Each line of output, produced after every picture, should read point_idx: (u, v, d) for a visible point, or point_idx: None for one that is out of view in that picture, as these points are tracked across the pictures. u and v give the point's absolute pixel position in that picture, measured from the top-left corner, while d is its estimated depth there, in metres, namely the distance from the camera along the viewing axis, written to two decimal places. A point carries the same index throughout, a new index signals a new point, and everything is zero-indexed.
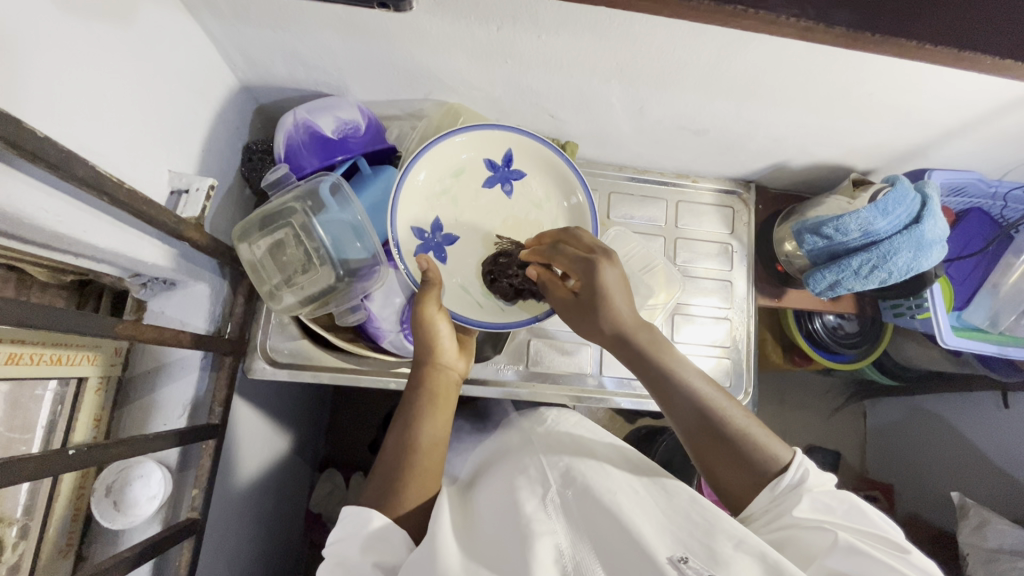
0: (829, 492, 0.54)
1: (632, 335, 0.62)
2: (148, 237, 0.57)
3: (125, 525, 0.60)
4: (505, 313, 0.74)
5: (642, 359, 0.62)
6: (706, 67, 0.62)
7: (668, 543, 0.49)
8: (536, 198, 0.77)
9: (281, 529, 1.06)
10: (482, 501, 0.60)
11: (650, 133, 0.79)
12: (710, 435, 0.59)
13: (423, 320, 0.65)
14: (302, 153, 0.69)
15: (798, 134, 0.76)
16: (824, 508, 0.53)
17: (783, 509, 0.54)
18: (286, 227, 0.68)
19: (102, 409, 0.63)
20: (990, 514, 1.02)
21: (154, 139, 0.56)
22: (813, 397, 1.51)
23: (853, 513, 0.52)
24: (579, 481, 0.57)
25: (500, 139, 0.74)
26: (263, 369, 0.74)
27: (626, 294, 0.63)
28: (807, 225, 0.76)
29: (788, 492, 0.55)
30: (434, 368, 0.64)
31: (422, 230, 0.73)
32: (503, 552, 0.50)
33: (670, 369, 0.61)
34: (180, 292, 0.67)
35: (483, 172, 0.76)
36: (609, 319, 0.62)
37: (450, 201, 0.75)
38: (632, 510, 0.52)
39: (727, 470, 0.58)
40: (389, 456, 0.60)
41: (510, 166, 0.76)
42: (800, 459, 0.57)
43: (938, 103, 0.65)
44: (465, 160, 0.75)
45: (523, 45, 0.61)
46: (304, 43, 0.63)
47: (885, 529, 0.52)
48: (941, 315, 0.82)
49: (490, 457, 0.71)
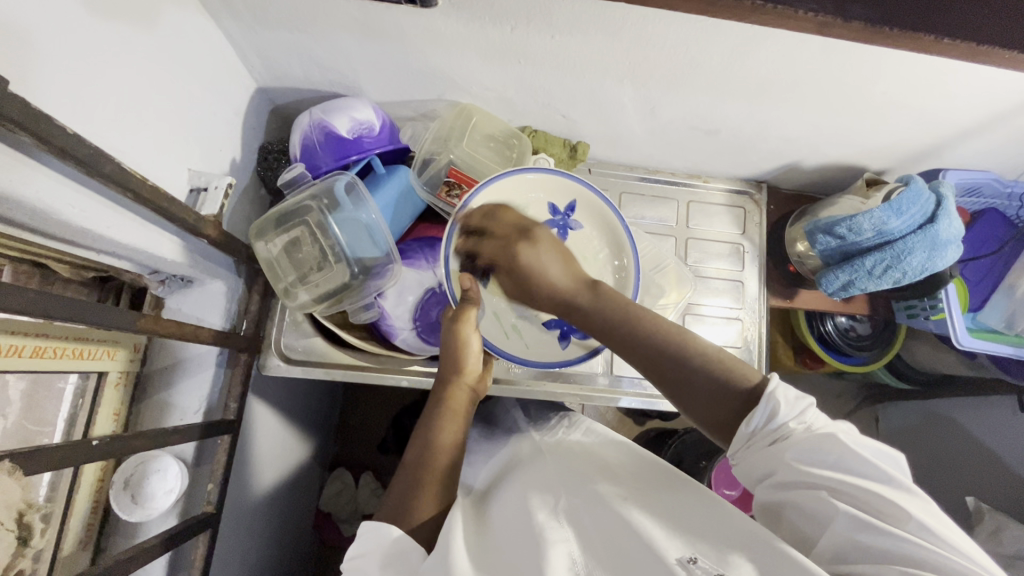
0: (820, 441, 0.48)
1: (574, 296, 0.65)
2: (166, 233, 0.58)
3: (142, 517, 0.62)
4: (528, 351, 0.76)
5: (589, 323, 0.63)
6: (719, 67, 0.62)
7: (679, 544, 0.49)
8: (585, 251, 0.77)
9: (293, 527, 1.07)
10: (496, 513, 0.60)
11: (662, 133, 0.79)
12: (673, 370, 0.56)
13: (455, 338, 0.67)
14: (318, 153, 0.69)
15: (810, 134, 0.76)
16: (815, 461, 0.48)
17: (778, 459, 0.50)
18: (302, 226, 0.68)
19: (121, 404, 0.65)
20: (1006, 520, 1.04)
21: (175, 138, 0.57)
22: (827, 401, 1.49)
23: (844, 460, 0.47)
24: (591, 489, 0.58)
25: (567, 189, 0.76)
26: (277, 366, 0.75)
27: (562, 263, 0.67)
28: (820, 225, 0.76)
29: (765, 436, 0.50)
30: (456, 385, 0.65)
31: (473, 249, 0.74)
32: (517, 560, 0.50)
33: (634, 314, 0.61)
34: (197, 289, 0.69)
35: (544, 214, 0.77)
36: (544, 286, 0.66)
37: None
38: (642, 515, 0.52)
39: (701, 403, 0.54)
40: (411, 466, 0.60)
41: (570, 216, 0.77)
42: (773, 389, 0.50)
43: (954, 101, 0.65)
44: (530, 199, 0.76)
45: (537, 46, 0.62)
46: (320, 44, 0.64)
47: (885, 474, 0.46)
48: (956, 315, 0.81)
49: (504, 468, 0.72)
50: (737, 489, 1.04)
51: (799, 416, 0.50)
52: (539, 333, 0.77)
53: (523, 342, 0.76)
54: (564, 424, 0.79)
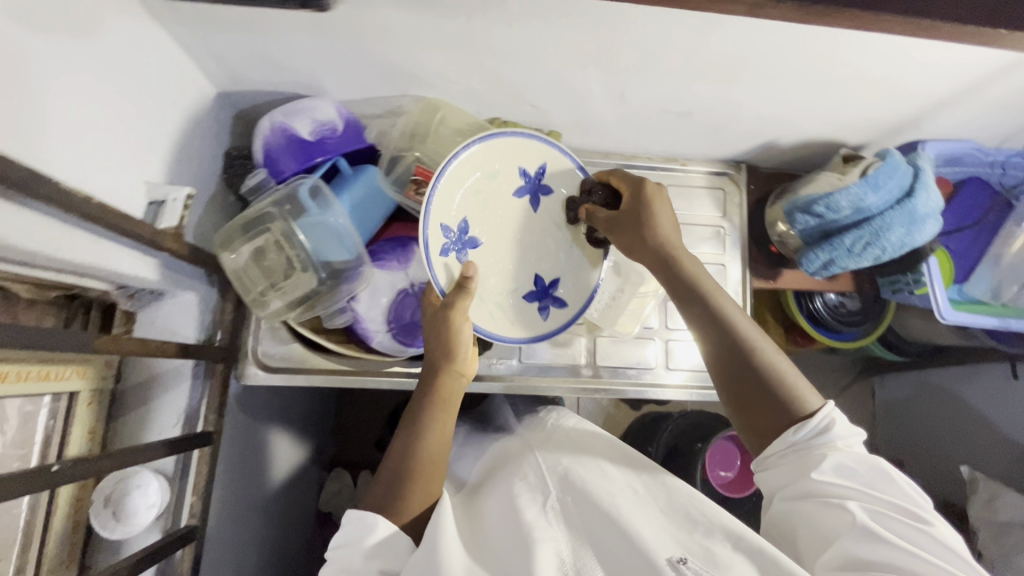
0: (856, 458, 0.56)
1: (676, 255, 0.66)
2: (126, 249, 0.57)
3: (124, 534, 0.62)
4: (513, 327, 0.75)
5: (688, 287, 0.65)
6: (686, 48, 0.60)
7: (668, 544, 0.51)
8: (557, 218, 0.78)
9: (293, 528, 1.08)
10: (486, 510, 0.60)
11: (635, 118, 0.77)
12: (744, 368, 0.62)
13: (448, 328, 0.63)
14: (281, 157, 0.67)
15: (785, 112, 0.74)
16: (847, 475, 0.55)
17: (806, 469, 0.57)
18: (269, 234, 0.67)
19: (95, 422, 0.64)
20: (1000, 487, 1.05)
21: (127, 151, 0.56)
22: (824, 377, 1.49)
23: (875, 479, 0.55)
24: (585, 486, 0.57)
25: (536, 151, 0.74)
26: (256, 375, 0.74)
27: (674, 225, 0.68)
28: (799, 204, 0.75)
29: (810, 445, 0.57)
30: (448, 374, 0.63)
31: (449, 228, 0.70)
32: (506, 557, 0.52)
33: (713, 293, 0.65)
34: (169, 302, 0.69)
35: (516, 180, 0.74)
36: (654, 232, 0.67)
37: (480, 201, 0.73)
38: (632, 513, 0.54)
39: (760, 404, 0.61)
40: (396, 461, 0.60)
41: (540, 180, 0.76)
42: (829, 408, 0.59)
43: (929, 72, 0.63)
44: (499, 165, 0.73)
45: (496, 36, 0.60)
46: (274, 45, 0.62)
47: (911, 502, 0.54)
48: (937, 288, 0.80)
49: (496, 464, 0.70)
50: (732, 470, 1.06)
51: (846, 438, 0.58)
52: (520, 308, 0.76)
53: (506, 318, 0.75)
54: (552, 416, 0.76)
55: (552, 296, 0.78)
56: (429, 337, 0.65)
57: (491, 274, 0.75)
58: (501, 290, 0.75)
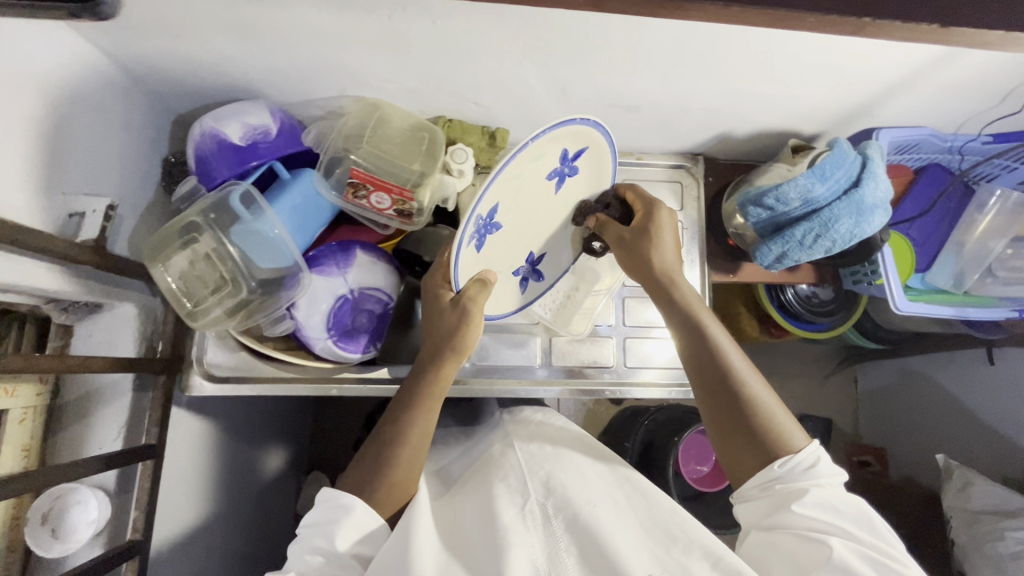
0: (837, 495, 0.57)
1: (675, 280, 0.69)
2: (42, 264, 0.55)
3: (62, 553, 0.60)
4: (495, 303, 0.73)
5: (686, 311, 0.67)
6: (619, 40, 0.59)
7: (645, 559, 0.51)
8: (567, 200, 0.72)
9: (269, 533, 1.07)
10: (464, 509, 0.60)
11: (582, 113, 0.75)
12: (735, 397, 0.62)
13: (461, 317, 0.65)
14: (212, 164, 0.65)
15: (733, 104, 0.72)
16: (830, 510, 0.56)
17: (788, 501, 0.57)
18: (205, 243, 0.65)
19: (31, 438, 0.63)
20: (975, 475, 1.03)
21: (42, 162, 0.54)
22: (805, 367, 1.48)
23: (857, 517, 0.56)
24: (574, 489, 0.57)
25: (585, 136, 0.64)
26: (201, 385, 0.73)
27: (673, 251, 0.71)
28: (750, 196, 0.73)
29: (793, 480, 0.58)
30: (451, 362, 0.66)
31: (482, 217, 0.61)
32: (480, 560, 0.52)
33: (708, 319, 0.67)
34: (107, 315, 0.67)
35: (553, 163, 0.65)
36: (657, 256, 0.69)
37: (517, 185, 0.63)
38: (610, 525, 0.53)
39: (745, 433, 0.61)
40: (382, 440, 0.62)
41: (572, 162, 0.67)
42: (815, 448, 0.60)
43: (872, 59, 0.61)
44: (548, 146, 0.62)
45: (423, 33, 0.58)
46: (197, 49, 0.60)
47: (886, 541, 0.55)
48: (893, 279, 0.79)
49: (476, 468, 0.68)
50: (707, 464, 1.06)
51: (829, 476, 0.59)
52: (506, 285, 0.73)
53: (495, 295, 0.72)
54: (539, 415, 0.75)
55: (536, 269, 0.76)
56: (437, 330, 0.67)
57: (496, 255, 0.68)
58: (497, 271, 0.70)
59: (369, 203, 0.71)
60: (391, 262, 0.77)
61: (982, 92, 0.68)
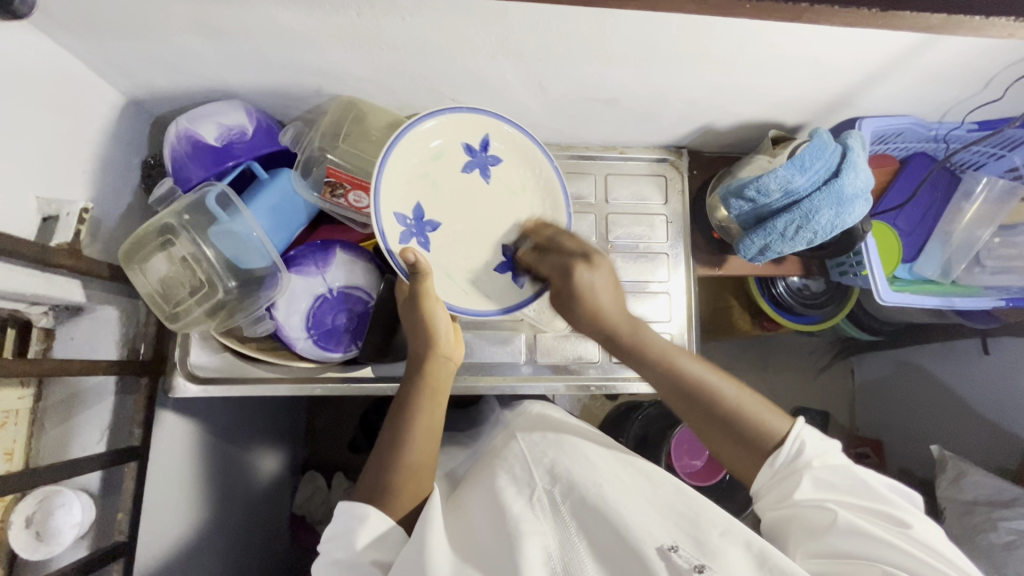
0: (831, 469, 0.57)
1: (617, 327, 0.66)
2: (18, 267, 0.55)
3: (47, 554, 0.60)
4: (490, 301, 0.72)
5: (636, 352, 0.65)
6: (591, 34, 0.58)
7: (658, 532, 0.49)
8: (512, 186, 0.74)
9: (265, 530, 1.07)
10: (471, 500, 0.58)
11: (559, 108, 0.75)
12: (709, 417, 0.62)
13: (423, 314, 0.66)
14: (187, 166, 0.66)
15: (712, 95, 0.72)
16: (829, 485, 0.56)
17: (786, 489, 0.57)
18: (182, 245, 0.66)
19: (13, 442, 0.61)
20: (968, 466, 1.03)
21: (14, 166, 0.54)
22: (798, 359, 1.48)
23: (856, 483, 0.55)
24: (584, 475, 0.55)
25: (479, 123, 0.71)
26: (185, 387, 0.74)
27: (613, 289, 0.67)
28: (732, 189, 0.72)
29: (787, 469, 0.58)
30: (434, 359, 0.66)
31: (405, 216, 0.69)
32: (493, 551, 0.49)
33: (660, 351, 0.65)
34: (88, 318, 0.67)
35: (461, 157, 0.72)
36: (589, 313, 0.67)
37: (430, 185, 0.71)
38: (622, 504, 0.51)
39: (734, 445, 0.61)
40: (382, 448, 0.61)
41: (487, 152, 0.73)
42: (798, 430, 0.59)
43: (848, 48, 0.60)
44: (441, 144, 0.70)
45: (393, 29, 0.58)
46: (169, 51, 0.60)
47: (888, 501, 0.54)
48: (877, 270, 0.78)
49: (480, 460, 0.68)
50: (700, 459, 1.03)
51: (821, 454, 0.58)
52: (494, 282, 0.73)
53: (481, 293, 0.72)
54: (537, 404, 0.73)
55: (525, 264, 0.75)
56: (412, 330, 0.68)
57: (456, 253, 0.72)
58: (472, 267, 0.73)
59: (346, 203, 0.70)
60: (372, 260, 0.77)
61: (963, 79, 0.67)
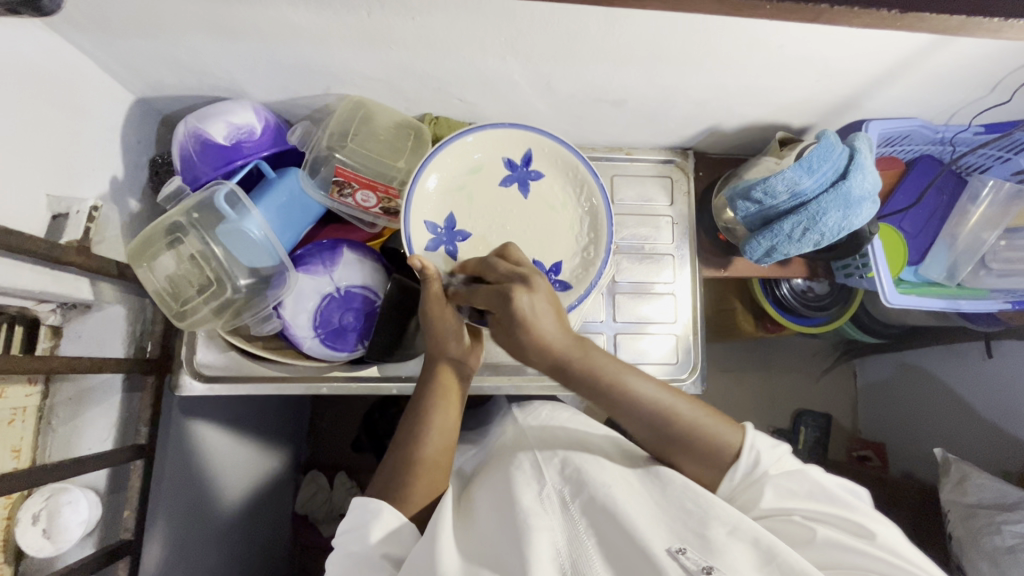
0: (789, 476, 0.55)
1: (565, 357, 0.59)
2: (28, 264, 0.55)
3: (54, 553, 0.61)
4: None
5: (585, 381, 0.59)
6: (599, 34, 0.58)
7: (665, 534, 0.49)
8: (552, 201, 0.74)
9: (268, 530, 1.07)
10: (478, 501, 0.58)
11: (566, 108, 0.75)
12: (669, 435, 0.59)
13: (427, 317, 0.65)
14: (197, 165, 0.67)
15: (719, 97, 0.72)
16: (792, 495, 0.54)
17: (752, 501, 0.56)
18: (190, 243, 0.66)
19: (21, 439, 0.62)
20: (971, 469, 1.02)
21: (25, 163, 0.55)
22: (801, 361, 1.48)
23: (818, 492, 0.54)
24: (590, 475, 0.55)
25: (519, 138, 0.72)
26: (192, 385, 0.74)
27: (556, 316, 0.59)
28: (739, 190, 0.72)
29: (750, 482, 0.56)
30: (443, 362, 0.66)
31: (435, 224, 0.71)
32: (500, 549, 0.49)
33: (614, 374, 0.59)
34: (96, 315, 0.67)
35: (502, 171, 0.73)
36: (536, 344, 0.58)
37: (466, 197, 0.73)
38: (628, 503, 0.51)
39: (692, 459, 0.59)
40: (397, 445, 0.61)
41: (528, 167, 0.74)
42: (751, 440, 0.58)
43: (855, 50, 0.61)
44: (481, 159, 0.73)
45: (401, 29, 0.58)
46: (179, 50, 0.60)
47: (850, 507, 0.53)
48: (883, 272, 0.78)
49: (490, 458, 0.69)
50: None
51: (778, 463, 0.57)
52: None
53: None
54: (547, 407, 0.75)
55: (555, 279, 0.73)
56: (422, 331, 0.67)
57: None
58: None
59: (353, 202, 0.70)
60: (379, 260, 0.78)
61: (970, 82, 0.67)
